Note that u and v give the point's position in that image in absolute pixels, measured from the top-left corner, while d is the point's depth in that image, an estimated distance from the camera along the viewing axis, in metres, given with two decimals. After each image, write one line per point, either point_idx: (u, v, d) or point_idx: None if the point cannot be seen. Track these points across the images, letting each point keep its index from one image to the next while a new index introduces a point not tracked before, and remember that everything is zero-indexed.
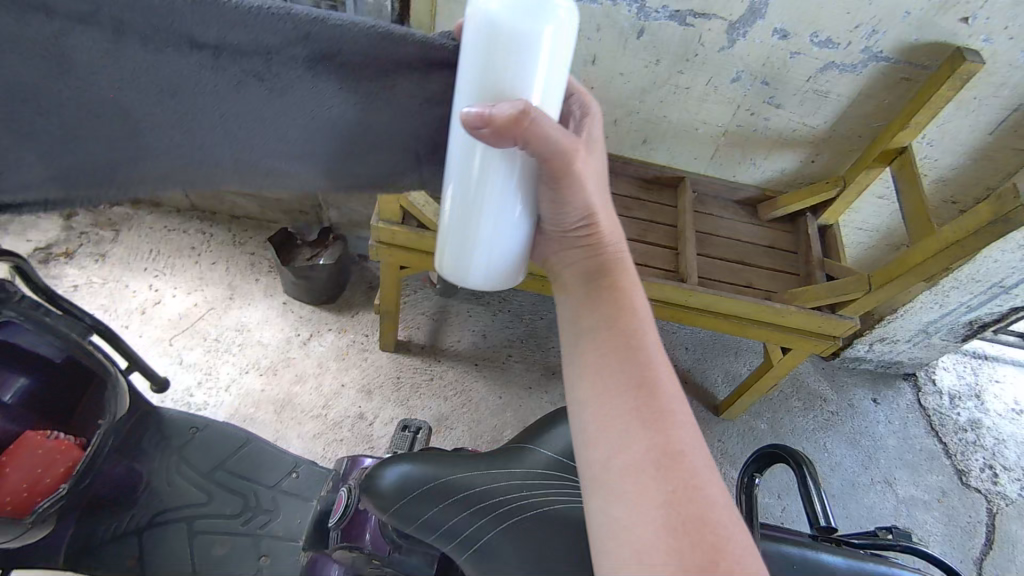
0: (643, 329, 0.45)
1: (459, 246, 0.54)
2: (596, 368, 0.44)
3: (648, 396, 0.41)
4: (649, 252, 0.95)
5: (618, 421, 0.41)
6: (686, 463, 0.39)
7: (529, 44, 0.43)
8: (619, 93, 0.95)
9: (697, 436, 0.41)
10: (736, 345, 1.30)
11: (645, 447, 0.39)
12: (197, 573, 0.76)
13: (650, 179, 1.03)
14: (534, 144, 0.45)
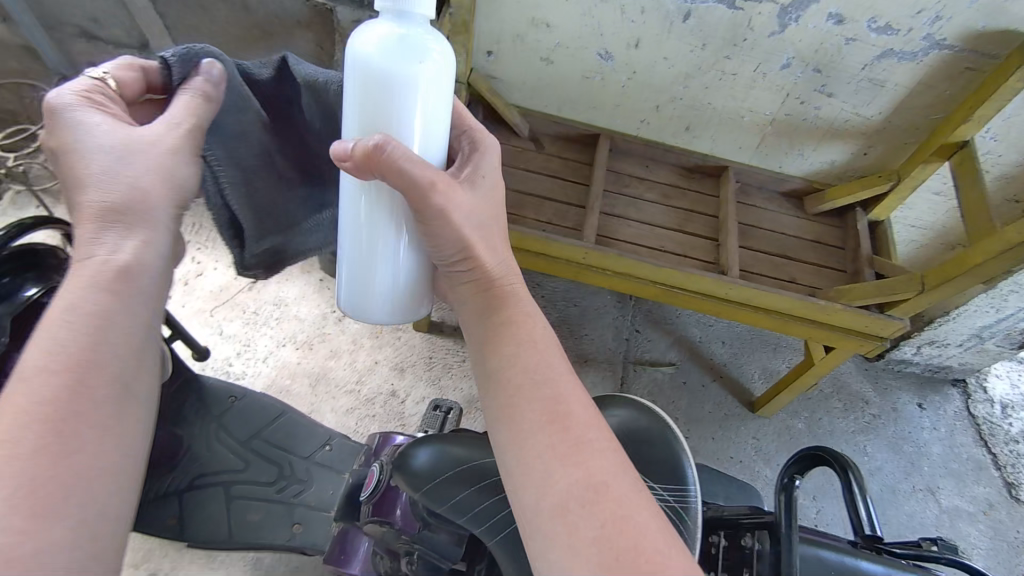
0: (546, 361, 0.46)
1: (357, 281, 0.53)
2: (509, 411, 0.44)
3: (565, 429, 0.42)
4: (688, 242, 0.93)
5: (538, 461, 0.41)
6: (609, 491, 0.39)
7: (397, 81, 0.44)
8: (661, 78, 0.92)
9: (617, 460, 0.41)
10: (774, 340, 1.27)
11: (567, 484, 0.39)
12: (233, 536, 0.79)
13: (692, 167, 1.01)
14: (396, 177, 0.45)
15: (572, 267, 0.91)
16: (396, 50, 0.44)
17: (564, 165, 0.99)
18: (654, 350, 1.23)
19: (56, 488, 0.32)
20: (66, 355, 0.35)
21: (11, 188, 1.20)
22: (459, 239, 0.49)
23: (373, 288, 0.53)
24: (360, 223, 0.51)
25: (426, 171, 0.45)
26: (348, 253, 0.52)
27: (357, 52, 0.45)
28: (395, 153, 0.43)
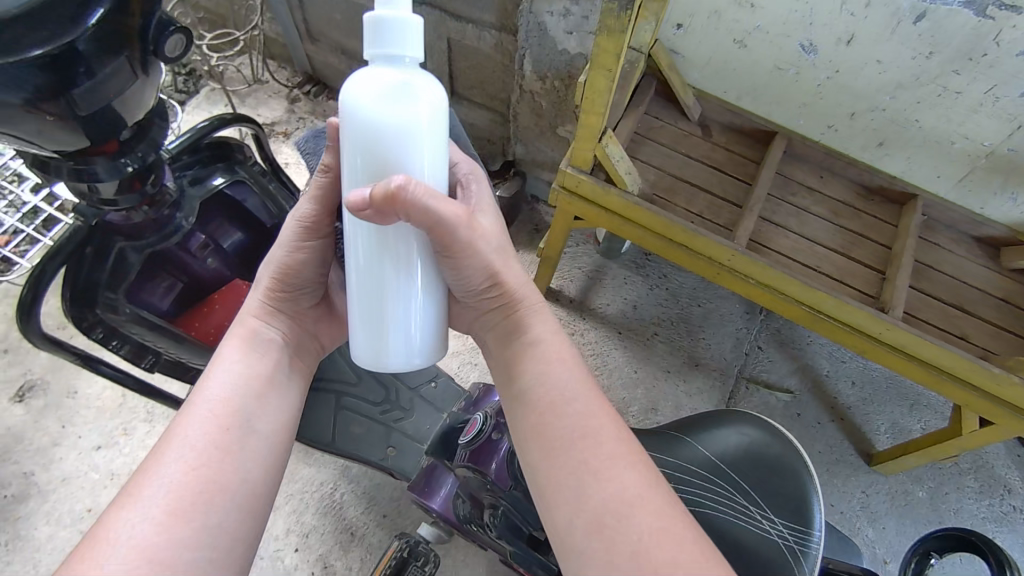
0: (567, 379, 0.48)
1: (368, 327, 0.48)
2: (539, 436, 0.46)
3: (597, 442, 0.44)
4: (848, 268, 0.84)
5: (570, 478, 0.43)
6: (645, 505, 0.41)
7: (392, 126, 0.42)
8: (867, 84, 0.83)
9: (646, 472, 0.43)
10: (914, 396, 1.13)
11: (601, 499, 0.41)
12: (334, 441, 0.85)
13: (873, 189, 0.91)
14: (419, 215, 0.42)
15: (712, 267, 0.86)
16: (386, 94, 0.42)
17: (729, 159, 0.92)
18: (772, 372, 1.15)
19: (195, 500, 0.42)
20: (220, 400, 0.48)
21: (209, 85, 1.34)
22: (486, 266, 0.49)
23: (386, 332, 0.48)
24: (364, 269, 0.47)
25: (444, 206, 0.43)
26: (356, 302, 0.48)
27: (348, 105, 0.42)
28: (418, 191, 0.41)
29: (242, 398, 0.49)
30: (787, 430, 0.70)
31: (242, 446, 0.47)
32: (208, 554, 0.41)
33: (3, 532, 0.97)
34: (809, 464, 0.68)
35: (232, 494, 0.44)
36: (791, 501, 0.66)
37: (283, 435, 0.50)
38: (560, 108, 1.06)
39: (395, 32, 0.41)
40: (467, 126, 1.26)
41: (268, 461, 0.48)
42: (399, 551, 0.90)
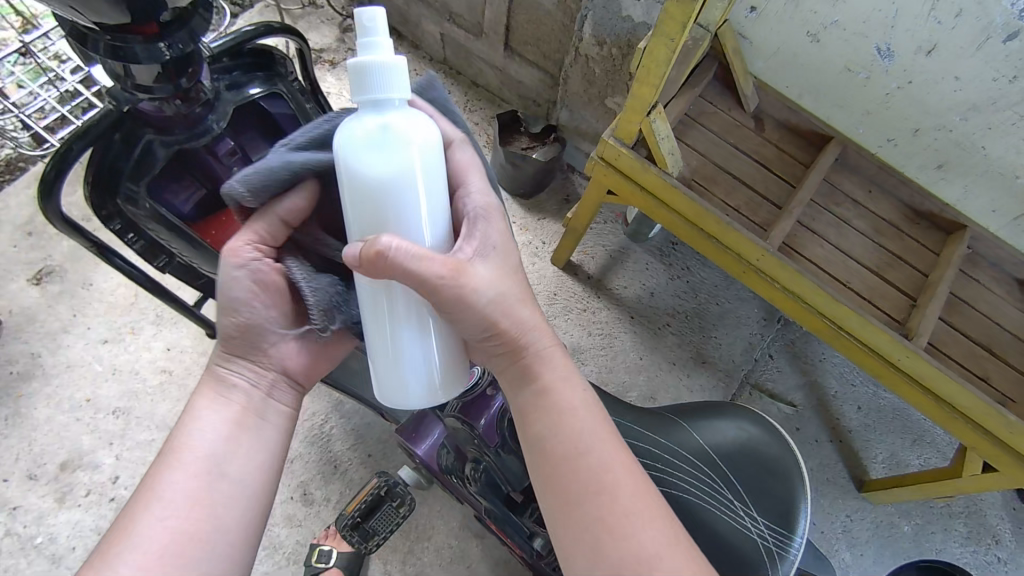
0: (582, 428, 0.48)
1: (390, 377, 0.50)
2: (553, 487, 0.47)
3: (613, 502, 0.45)
4: (879, 289, 0.81)
5: (585, 534, 0.45)
6: (661, 564, 0.43)
7: (394, 170, 0.44)
8: (939, 100, 0.78)
9: (660, 529, 0.44)
10: (919, 431, 1.11)
11: (615, 559, 0.43)
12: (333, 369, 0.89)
13: (922, 213, 0.87)
14: (403, 276, 0.44)
15: (740, 263, 0.83)
16: (383, 137, 0.43)
17: (778, 157, 0.89)
18: (779, 383, 1.13)
19: (167, 555, 0.46)
20: (190, 448, 0.51)
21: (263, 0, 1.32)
22: (485, 316, 0.48)
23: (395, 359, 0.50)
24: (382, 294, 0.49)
25: (429, 265, 0.44)
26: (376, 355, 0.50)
27: (348, 154, 0.44)
28: (400, 252, 0.43)
29: (210, 446, 0.52)
30: (789, 437, 0.71)
31: (210, 492, 0.50)
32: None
33: (5, 405, 1.01)
34: (805, 475, 0.69)
35: (204, 545, 0.48)
36: (779, 505, 0.67)
37: (256, 472, 0.54)
38: (613, 78, 1.02)
39: (381, 79, 0.42)
40: (515, 83, 1.23)
41: (238, 502, 0.51)
42: (377, 488, 0.96)
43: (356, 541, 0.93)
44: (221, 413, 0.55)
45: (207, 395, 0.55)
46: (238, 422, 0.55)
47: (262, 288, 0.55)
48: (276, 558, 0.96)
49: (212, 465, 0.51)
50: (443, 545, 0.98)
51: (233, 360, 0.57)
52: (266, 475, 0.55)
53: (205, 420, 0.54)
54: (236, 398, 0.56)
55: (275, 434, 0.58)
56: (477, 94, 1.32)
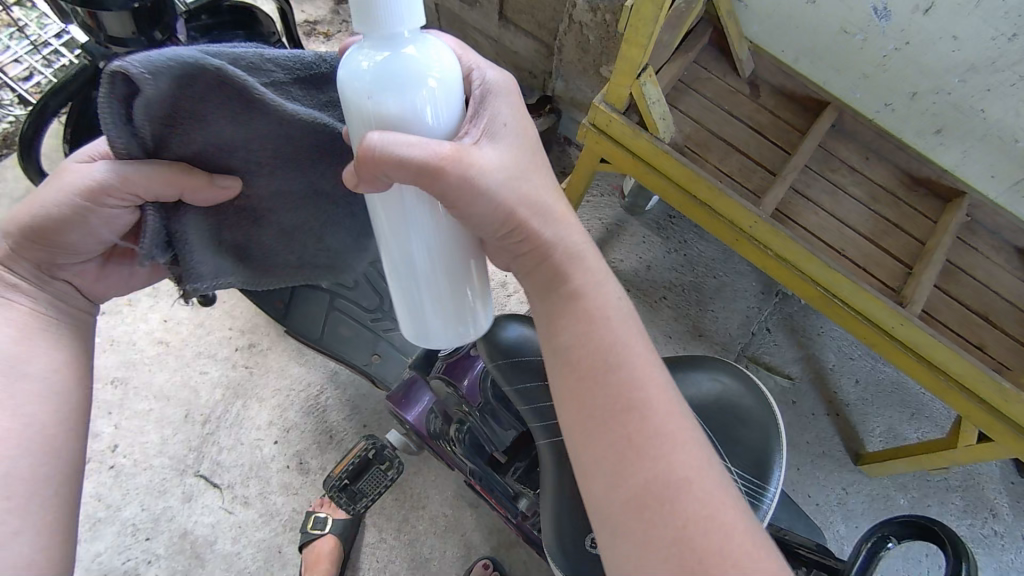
0: (615, 336, 0.46)
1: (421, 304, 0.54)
2: (577, 399, 0.45)
3: (649, 419, 0.43)
4: (873, 256, 0.80)
5: (610, 450, 0.43)
6: (692, 488, 0.41)
7: (408, 96, 0.44)
8: (936, 62, 0.76)
9: (692, 446, 0.43)
10: (917, 405, 1.10)
11: (646, 478, 0.41)
12: (323, 338, 0.89)
13: (921, 179, 0.87)
14: (394, 171, 0.43)
15: (734, 232, 0.82)
16: (391, 62, 0.43)
17: (773, 124, 0.87)
18: (776, 356, 1.13)
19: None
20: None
21: None
22: (505, 212, 0.46)
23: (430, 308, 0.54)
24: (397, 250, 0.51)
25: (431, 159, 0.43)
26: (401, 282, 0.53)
27: (358, 77, 0.43)
28: (391, 148, 0.42)
29: (1, 349, 0.54)
30: (764, 386, 0.71)
31: (13, 394, 0.53)
32: (7, 503, 0.49)
33: None
34: (779, 424, 0.69)
35: (16, 441, 0.52)
36: (753, 455, 0.67)
37: (63, 372, 0.57)
38: (606, 45, 1.01)
39: (389, 3, 0.41)
40: (510, 54, 1.21)
41: (47, 397, 0.55)
42: (364, 451, 0.98)
43: (344, 504, 0.95)
44: (7, 314, 0.55)
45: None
46: (26, 325, 0.56)
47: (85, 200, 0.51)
48: (272, 525, 0.97)
49: (10, 368, 0.54)
50: (438, 514, 0.99)
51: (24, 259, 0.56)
52: (71, 370, 0.59)
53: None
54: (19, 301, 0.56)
55: (68, 327, 0.60)
56: (472, 66, 1.31)
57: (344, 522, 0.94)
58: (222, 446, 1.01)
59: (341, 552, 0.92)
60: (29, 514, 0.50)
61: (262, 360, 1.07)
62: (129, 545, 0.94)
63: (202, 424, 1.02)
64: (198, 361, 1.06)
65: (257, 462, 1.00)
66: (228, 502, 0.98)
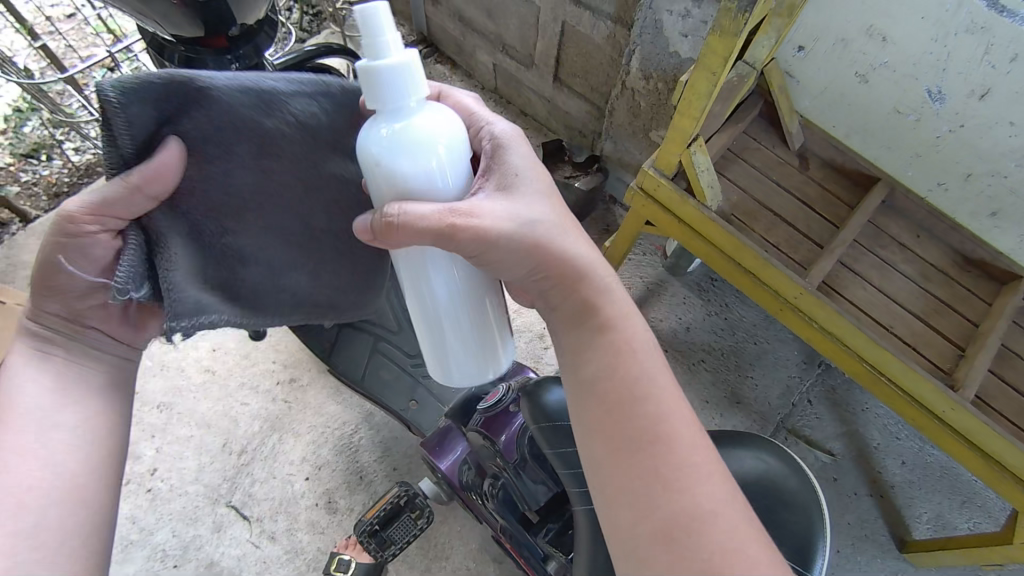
0: (641, 366, 0.47)
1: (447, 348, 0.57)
2: (603, 433, 0.45)
3: (678, 452, 0.43)
4: (924, 336, 0.78)
5: (636, 483, 0.43)
6: (718, 522, 0.41)
7: (424, 162, 0.48)
8: (992, 146, 0.76)
9: (716, 479, 0.43)
10: (968, 492, 1.04)
11: (673, 511, 0.41)
12: (364, 379, 0.91)
13: (972, 260, 0.84)
14: (413, 231, 0.46)
15: (776, 299, 0.82)
16: (402, 133, 0.47)
17: (822, 197, 0.87)
18: (817, 430, 1.09)
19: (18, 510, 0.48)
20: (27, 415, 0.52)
21: (330, 27, 1.40)
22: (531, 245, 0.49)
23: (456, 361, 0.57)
24: (428, 302, 0.54)
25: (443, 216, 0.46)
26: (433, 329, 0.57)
27: (374, 149, 0.47)
28: (408, 215, 0.46)
29: (33, 399, 0.53)
30: (807, 468, 0.70)
31: (43, 443, 0.52)
32: (30, 555, 0.48)
33: None
34: (823, 509, 0.67)
35: (45, 491, 0.50)
36: (796, 538, 0.65)
37: (94, 417, 0.56)
38: (657, 111, 1.04)
39: (395, 79, 0.45)
40: (562, 114, 1.26)
41: (76, 448, 0.54)
42: (397, 497, 0.98)
43: (373, 549, 0.95)
44: (39, 365, 0.54)
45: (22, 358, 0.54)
46: (61, 375, 0.55)
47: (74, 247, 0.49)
48: (296, 563, 0.97)
49: (41, 417, 0.53)
50: (460, 566, 0.98)
51: (43, 312, 0.54)
52: (101, 416, 0.57)
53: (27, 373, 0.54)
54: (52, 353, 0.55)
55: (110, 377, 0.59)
56: (525, 123, 1.36)
57: (368, 565, 0.93)
58: (255, 478, 1.03)
59: None
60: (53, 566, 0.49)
61: (300, 395, 1.10)
62: (156, 570, 0.95)
63: (239, 455, 1.04)
64: (240, 392, 1.09)
65: (287, 497, 1.02)
66: (256, 535, 0.99)
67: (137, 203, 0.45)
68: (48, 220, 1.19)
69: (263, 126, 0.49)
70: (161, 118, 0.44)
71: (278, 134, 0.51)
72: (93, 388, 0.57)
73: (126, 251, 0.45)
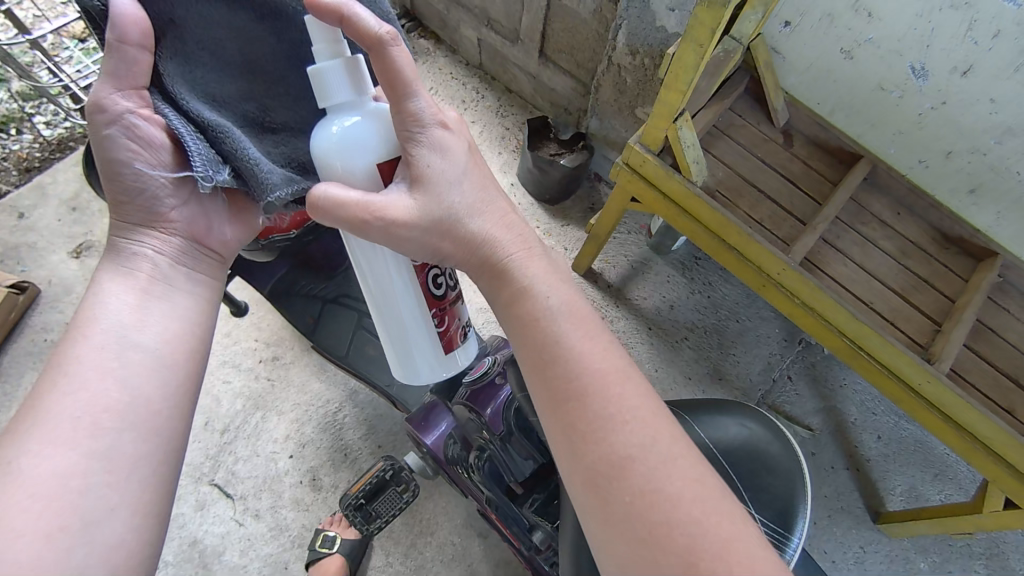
0: (552, 328, 0.46)
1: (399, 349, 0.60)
2: (531, 398, 0.46)
3: (601, 400, 0.43)
4: (902, 311, 0.79)
5: (562, 441, 0.44)
6: (637, 466, 0.41)
7: (366, 152, 0.49)
8: (973, 122, 0.77)
9: (636, 424, 0.42)
10: (941, 465, 1.07)
11: (595, 459, 0.41)
12: (349, 355, 0.91)
13: (951, 238, 0.85)
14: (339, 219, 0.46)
15: (754, 272, 0.83)
16: (357, 125, 0.49)
17: (805, 173, 0.88)
18: (796, 406, 1.11)
19: (94, 423, 0.45)
20: (105, 334, 0.49)
21: None
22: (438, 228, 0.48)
23: (421, 362, 0.61)
24: (388, 314, 0.58)
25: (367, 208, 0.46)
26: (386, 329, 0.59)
27: (326, 144, 0.49)
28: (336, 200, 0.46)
29: (113, 315, 0.51)
30: (789, 434, 0.71)
31: (121, 362, 0.49)
32: (105, 476, 0.44)
33: (36, 370, 1.05)
34: (805, 474, 0.69)
35: (122, 414, 0.47)
36: (778, 501, 0.67)
37: (175, 344, 0.53)
38: (643, 87, 1.03)
39: (343, 74, 0.48)
40: (547, 91, 1.25)
41: (156, 373, 0.50)
42: (382, 471, 0.99)
43: (357, 523, 0.95)
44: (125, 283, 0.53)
45: (114, 277, 0.53)
46: (145, 291, 0.54)
47: (141, 143, 0.50)
48: (281, 540, 0.97)
49: (121, 336, 0.50)
50: (445, 541, 0.98)
51: (131, 231, 0.54)
52: (182, 343, 0.54)
53: (108, 291, 0.52)
54: (140, 267, 0.54)
55: (189, 298, 0.58)
56: (510, 100, 1.35)
57: (353, 541, 0.93)
58: (238, 456, 1.02)
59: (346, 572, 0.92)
60: (127, 491, 0.45)
61: (284, 373, 1.09)
62: None
63: (221, 434, 1.03)
64: (222, 370, 1.08)
65: (271, 475, 1.01)
66: (239, 513, 0.98)
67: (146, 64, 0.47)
68: (19, 195, 1.16)
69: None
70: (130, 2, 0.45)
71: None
72: (159, 310, 0.54)
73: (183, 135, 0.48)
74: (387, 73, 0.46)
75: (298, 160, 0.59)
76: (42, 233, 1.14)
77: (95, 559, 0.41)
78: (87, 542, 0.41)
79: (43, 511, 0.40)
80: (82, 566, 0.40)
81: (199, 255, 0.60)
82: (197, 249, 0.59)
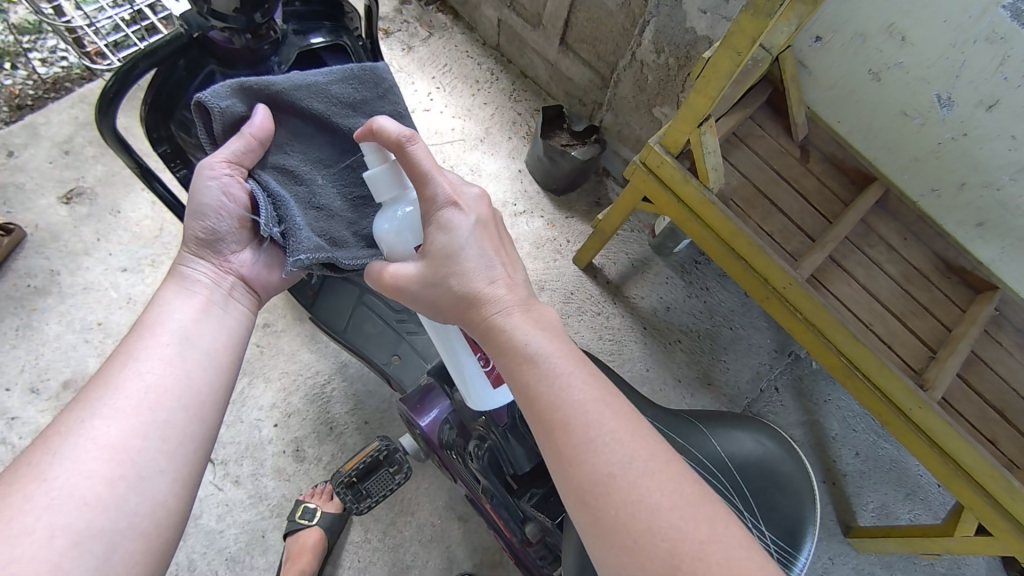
0: (536, 365, 0.47)
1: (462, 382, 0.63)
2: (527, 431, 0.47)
3: (582, 426, 0.43)
4: (900, 336, 0.80)
5: (554, 467, 0.44)
6: (621, 480, 0.41)
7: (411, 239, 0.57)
8: (990, 156, 0.78)
9: (619, 444, 0.43)
10: (913, 485, 1.10)
11: (580, 479, 0.42)
12: (347, 329, 0.91)
13: (953, 267, 0.86)
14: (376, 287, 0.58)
15: (761, 284, 0.83)
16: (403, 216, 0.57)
17: (818, 190, 0.88)
18: (780, 416, 1.13)
19: (158, 400, 0.50)
20: (172, 334, 0.55)
21: None
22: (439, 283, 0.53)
23: (476, 389, 0.62)
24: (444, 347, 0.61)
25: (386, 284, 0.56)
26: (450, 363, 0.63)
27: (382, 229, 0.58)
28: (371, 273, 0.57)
29: (176, 322, 0.56)
30: (802, 454, 0.72)
31: (181, 357, 0.54)
32: (158, 444, 0.48)
33: (17, 316, 1.01)
34: (814, 491, 0.70)
35: (178, 395, 0.51)
36: (783, 518, 0.69)
37: (220, 352, 0.58)
38: (664, 87, 1.02)
39: (385, 177, 0.56)
40: (564, 80, 1.23)
41: (206, 368, 0.55)
42: (376, 452, 0.98)
43: (346, 500, 0.95)
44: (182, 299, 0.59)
45: (177, 295, 0.59)
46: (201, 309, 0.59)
47: (230, 198, 0.58)
48: (259, 508, 0.96)
49: (182, 338, 0.55)
50: (426, 522, 0.98)
51: (192, 256, 0.61)
52: (228, 354, 0.58)
53: (172, 304, 0.58)
54: (199, 287, 0.60)
55: (235, 323, 0.62)
56: (524, 85, 1.33)
57: (333, 516, 0.93)
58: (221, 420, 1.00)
59: (325, 545, 0.92)
60: (175, 460, 0.49)
61: (274, 340, 1.07)
62: None
63: None
64: None
65: (254, 442, 1.00)
66: (219, 478, 0.97)
67: (253, 151, 0.58)
68: (9, 132, 1.11)
69: (315, 110, 0.61)
70: (252, 105, 0.57)
71: (331, 117, 0.62)
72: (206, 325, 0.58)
73: (258, 198, 0.59)
74: (410, 168, 0.54)
75: (333, 238, 0.64)
76: (31, 174, 1.09)
77: (143, 511, 0.45)
78: (139, 494, 0.45)
79: (105, 462, 0.45)
80: (133, 514, 0.44)
81: (247, 293, 0.65)
82: (243, 285, 0.64)
